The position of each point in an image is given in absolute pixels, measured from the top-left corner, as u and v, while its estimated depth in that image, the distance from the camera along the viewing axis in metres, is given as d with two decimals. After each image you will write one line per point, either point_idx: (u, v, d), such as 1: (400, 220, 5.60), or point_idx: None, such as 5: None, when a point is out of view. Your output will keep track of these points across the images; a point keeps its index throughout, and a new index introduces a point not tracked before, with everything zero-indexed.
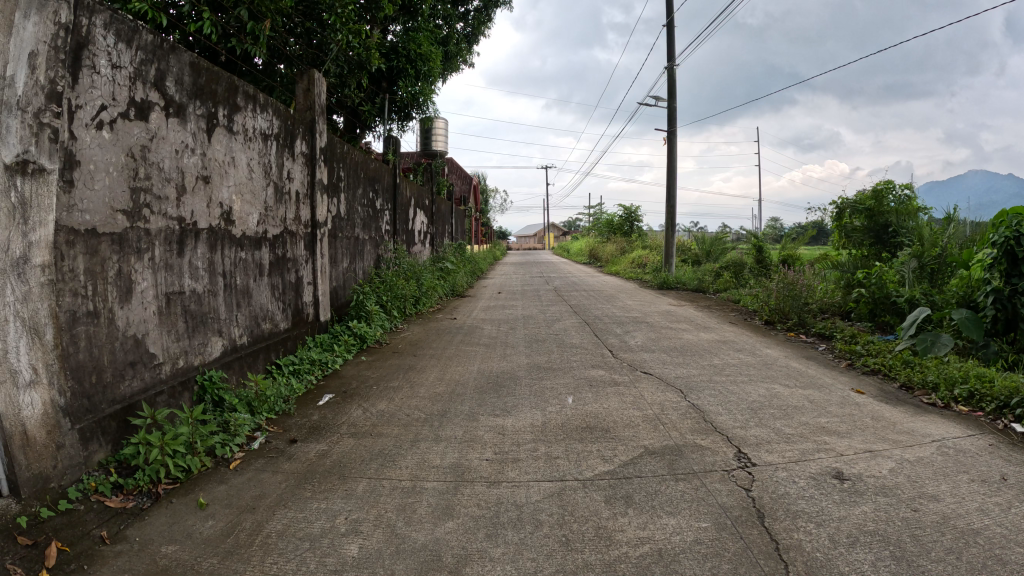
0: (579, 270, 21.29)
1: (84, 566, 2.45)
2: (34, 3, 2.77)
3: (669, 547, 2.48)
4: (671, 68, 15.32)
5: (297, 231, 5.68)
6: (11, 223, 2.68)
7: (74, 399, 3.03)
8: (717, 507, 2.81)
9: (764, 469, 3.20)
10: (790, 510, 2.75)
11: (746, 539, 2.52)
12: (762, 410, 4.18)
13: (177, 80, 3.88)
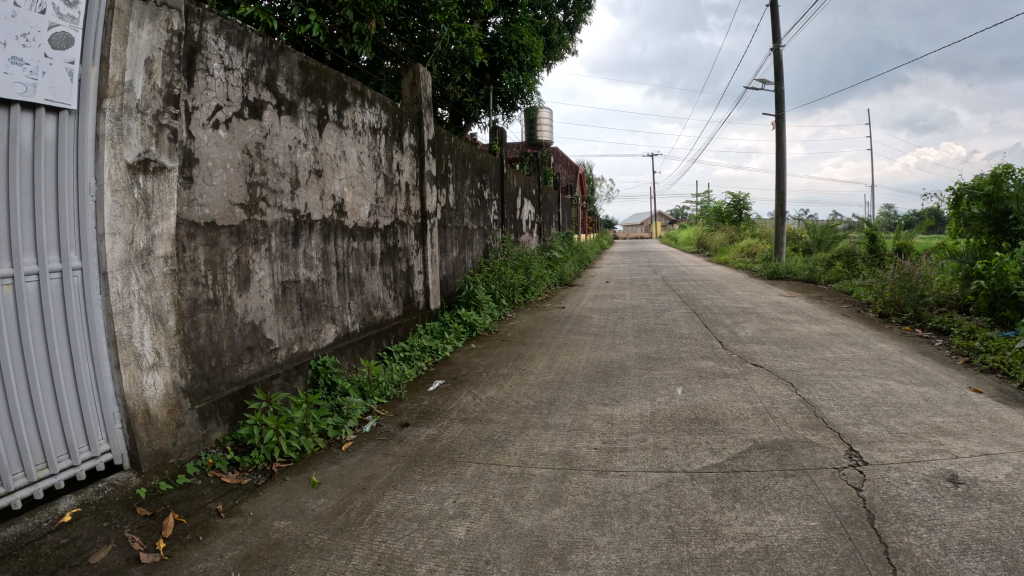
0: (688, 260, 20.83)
1: (199, 537, 2.64)
2: (148, 13, 2.97)
3: (776, 545, 2.41)
4: (778, 49, 14.68)
5: (407, 222, 5.84)
6: (135, 218, 2.94)
7: (195, 380, 3.25)
8: (826, 506, 2.70)
9: (877, 468, 3.04)
10: (902, 513, 2.60)
11: (855, 540, 2.41)
12: (874, 407, 3.97)
13: (287, 80, 4.06)
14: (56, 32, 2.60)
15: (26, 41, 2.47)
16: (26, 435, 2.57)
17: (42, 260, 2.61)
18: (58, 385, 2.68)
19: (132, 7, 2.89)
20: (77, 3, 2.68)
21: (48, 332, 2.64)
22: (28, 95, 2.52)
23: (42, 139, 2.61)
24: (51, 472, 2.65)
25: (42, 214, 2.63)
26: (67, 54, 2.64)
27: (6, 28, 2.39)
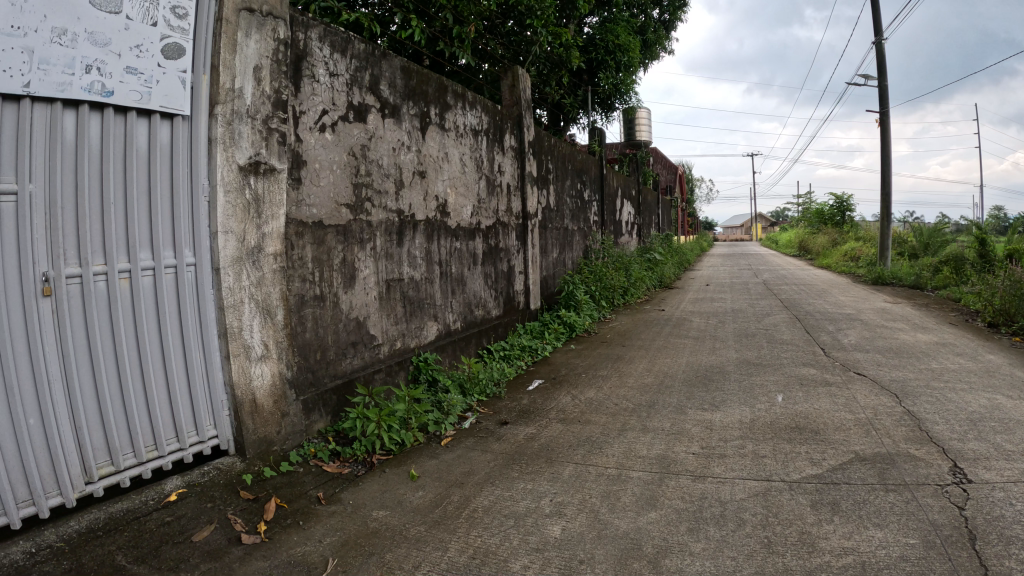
0: (788, 264, 20.13)
1: (298, 522, 2.76)
2: (255, 23, 3.16)
3: (874, 561, 2.31)
4: (881, 43, 14.00)
5: (509, 222, 5.91)
6: (246, 218, 3.10)
7: (300, 372, 3.41)
8: (927, 524, 2.56)
9: (981, 487, 2.86)
10: (1006, 535, 2.44)
11: (955, 561, 2.28)
12: (983, 422, 3.73)
13: (390, 84, 4.18)
14: (169, 43, 2.83)
15: (139, 51, 2.71)
16: (140, 416, 2.80)
17: (157, 255, 2.84)
18: (171, 371, 2.90)
19: (240, 18, 3.09)
20: (187, 15, 2.89)
21: (162, 322, 2.86)
22: (143, 102, 2.75)
23: (157, 143, 2.84)
24: (159, 454, 2.86)
25: (157, 213, 2.85)
26: (178, 63, 2.87)
27: (120, 40, 2.63)
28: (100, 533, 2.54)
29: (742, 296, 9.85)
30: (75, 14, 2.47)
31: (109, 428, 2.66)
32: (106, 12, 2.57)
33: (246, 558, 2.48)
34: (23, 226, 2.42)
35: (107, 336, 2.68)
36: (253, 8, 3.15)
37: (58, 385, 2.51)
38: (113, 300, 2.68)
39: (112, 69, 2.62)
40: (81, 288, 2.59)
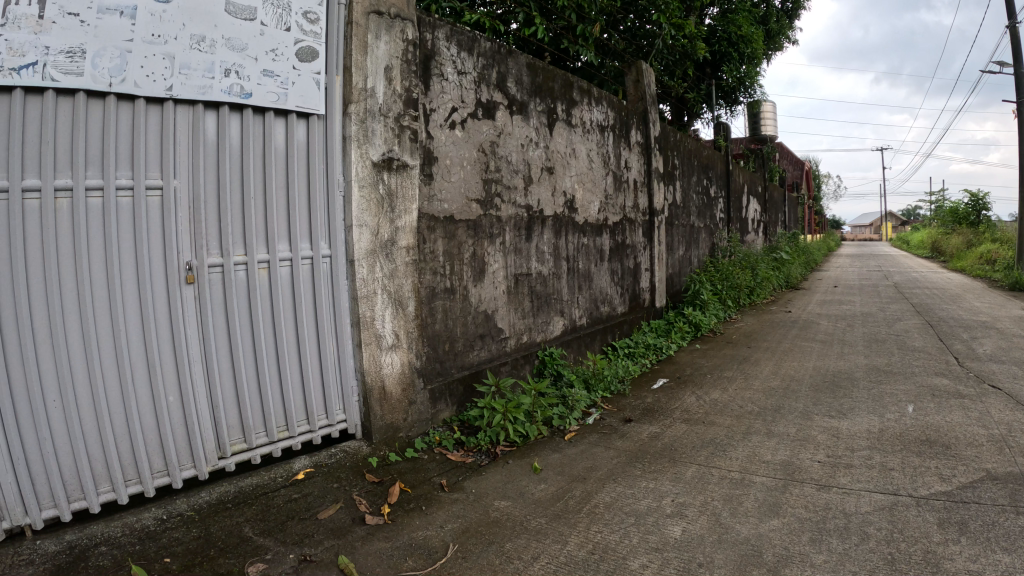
0: (921, 266, 18.88)
1: (421, 506, 2.86)
2: (384, 25, 3.30)
3: None
4: (1012, 27, 12.83)
5: (635, 219, 5.86)
6: (379, 212, 3.23)
7: (429, 361, 3.53)
8: None
9: None
10: None
11: None
12: None
13: (516, 81, 4.23)
14: (303, 46, 3.03)
15: (275, 55, 2.93)
16: (274, 397, 3.02)
17: (294, 247, 3.03)
18: (304, 356, 3.08)
19: (369, 21, 3.23)
20: (319, 20, 3.08)
21: (297, 309, 3.05)
22: (279, 103, 2.97)
23: (293, 141, 3.03)
24: (290, 434, 3.06)
25: (295, 207, 3.03)
26: (312, 65, 3.07)
27: (257, 45, 2.87)
28: (231, 505, 2.78)
29: (873, 298, 9.32)
30: (213, 22, 2.73)
31: (242, 407, 2.90)
32: (242, 19, 2.81)
33: (368, 538, 2.62)
34: (169, 220, 2.68)
35: (246, 321, 2.91)
36: (382, 11, 3.29)
37: (198, 365, 2.78)
38: (251, 288, 2.90)
39: (250, 73, 2.86)
40: (221, 276, 2.83)
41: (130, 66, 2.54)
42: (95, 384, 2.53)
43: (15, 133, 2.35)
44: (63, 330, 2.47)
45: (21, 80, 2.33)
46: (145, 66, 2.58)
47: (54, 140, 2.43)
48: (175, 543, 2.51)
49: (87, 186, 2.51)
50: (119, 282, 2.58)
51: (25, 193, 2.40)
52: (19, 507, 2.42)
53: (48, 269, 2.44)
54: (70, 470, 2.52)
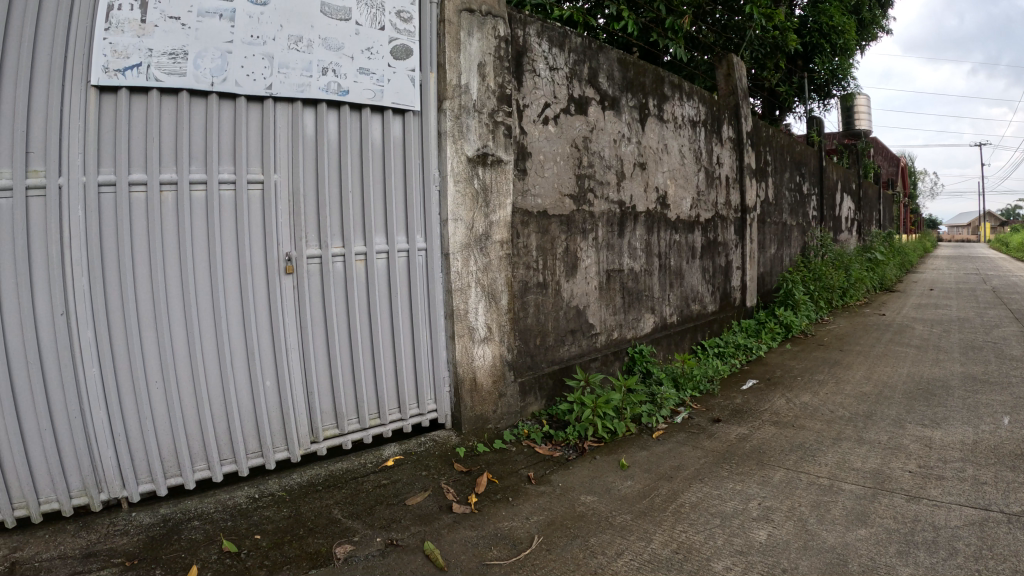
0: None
1: (508, 497, 2.91)
2: (475, 23, 3.36)
3: None
4: None
5: (727, 216, 5.76)
6: (474, 206, 3.31)
7: (521, 355, 3.59)
8: None
9: None
10: None
11: None
12: None
13: (607, 77, 4.21)
14: (397, 45, 3.12)
15: (370, 54, 3.04)
16: (368, 386, 3.12)
17: (390, 240, 3.11)
18: (398, 346, 3.16)
19: (461, 19, 3.30)
20: (411, 18, 3.16)
21: (393, 301, 3.14)
22: (376, 100, 3.06)
23: (390, 136, 3.11)
24: (381, 422, 3.16)
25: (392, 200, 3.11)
26: (407, 63, 3.15)
27: (352, 44, 2.99)
28: (320, 487, 2.91)
29: (974, 303, 8.84)
30: (309, 23, 2.87)
31: (336, 395, 3.02)
32: (337, 20, 2.94)
33: (455, 526, 2.68)
34: (270, 214, 2.82)
35: (342, 311, 3.02)
36: (473, 8, 3.35)
37: (295, 352, 2.91)
38: (349, 279, 3.01)
39: (347, 71, 2.97)
40: (319, 268, 2.95)
41: (230, 66, 2.71)
42: (195, 367, 2.72)
43: (123, 131, 2.55)
44: (167, 315, 2.67)
45: (127, 80, 2.53)
46: (246, 66, 2.74)
47: (159, 139, 2.63)
48: (266, 521, 2.68)
49: (191, 180, 2.69)
50: (220, 272, 2.74)
51: (133, 186, 2.60)
52: (118, 481, 2.66)
53: (154, 258, 2.63)
54: (167, 447, 2.73)
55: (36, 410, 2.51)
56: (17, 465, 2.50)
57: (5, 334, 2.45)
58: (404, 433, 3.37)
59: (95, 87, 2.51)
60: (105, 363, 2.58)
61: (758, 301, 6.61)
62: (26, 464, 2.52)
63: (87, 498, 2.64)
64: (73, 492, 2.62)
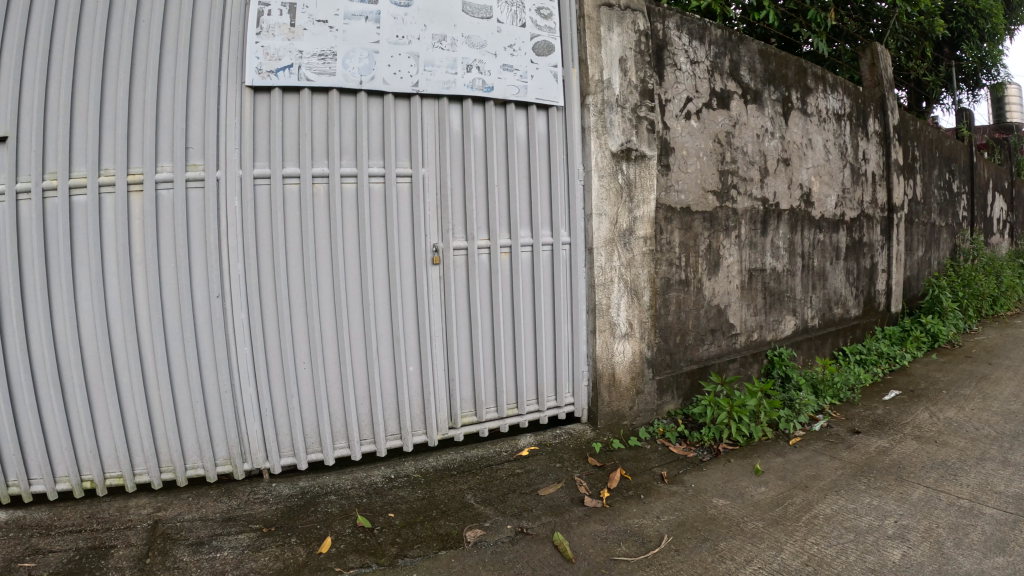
0: None
1: (640, 495, 2.90)
2: (615, 17, 3.37)
3: None
4: None
5: (873, 215, 5.49)
6: (618, 201, 3.34)
7: (660, 353, 3.62)
8: None
9: None
10: None
11: None
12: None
13: (749, 69, 4.09)
14: (539, 41, 3.22)
15: (513, 51, 3.16)
16: (509, 374, 3.27)
17: (534, 233, 3.22)
18: (539, 336, 3.28)
19: (600, 14, 3.34)
20: (551, 15, 3.27)
21: (537, 291, 3.25)
22: (520, 95, 3.17)
23: (534, 131, 3.22)
24: (518, 412, 3.29)
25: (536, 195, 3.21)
26: (549, 59, 3.24)
27: (495, 41, 3.13)
28: (455, 472, 3.04)
29: None
30: (452, 22, 3.05)
31: (476, 384, 3.17)
32: (479, 18, 3.10)
33: (584, 519, 2.68)
34: (419, 204, 2.98)
35: (488, 302, 3.18)
36: (612, 2, 3.36)
37: (439, 340, 3.08)
38: (493, 270, 3.14)
39: (490, 67, 3.11)
40: (465, 259, 3.11)
41: (377, 65, 2.91)
42: (341, 349, 2.92)
43: (275, 125, 2.80)
44: (316, 300, 2.88)
45: (279, 79, 2.78)
46: (392, 65, 2.93)
47: (312, 137, 2.86)
48: (400, 500, 2.82)
49: (342, 173, 2.88)
50: (369, 262, 2.93)
51: (286, 179, 2.83)
52: (261, 453, 2.94)
53: (305, 246, 2.85)
54: (310, 425, 2.98)
55: (189, 383, 2.85)
56: (171, 432, 2.86)
57: (167, 314, 2.80)
58: (540, 425, 3.48)
59: (249, 88, 2.80)
60: (255, 344, 2.84)
61: (902, 307, 6.28)
62: (177, 433, 2.88)
63: (231, 466, 2.96)
64: (218, 461, 2.95)
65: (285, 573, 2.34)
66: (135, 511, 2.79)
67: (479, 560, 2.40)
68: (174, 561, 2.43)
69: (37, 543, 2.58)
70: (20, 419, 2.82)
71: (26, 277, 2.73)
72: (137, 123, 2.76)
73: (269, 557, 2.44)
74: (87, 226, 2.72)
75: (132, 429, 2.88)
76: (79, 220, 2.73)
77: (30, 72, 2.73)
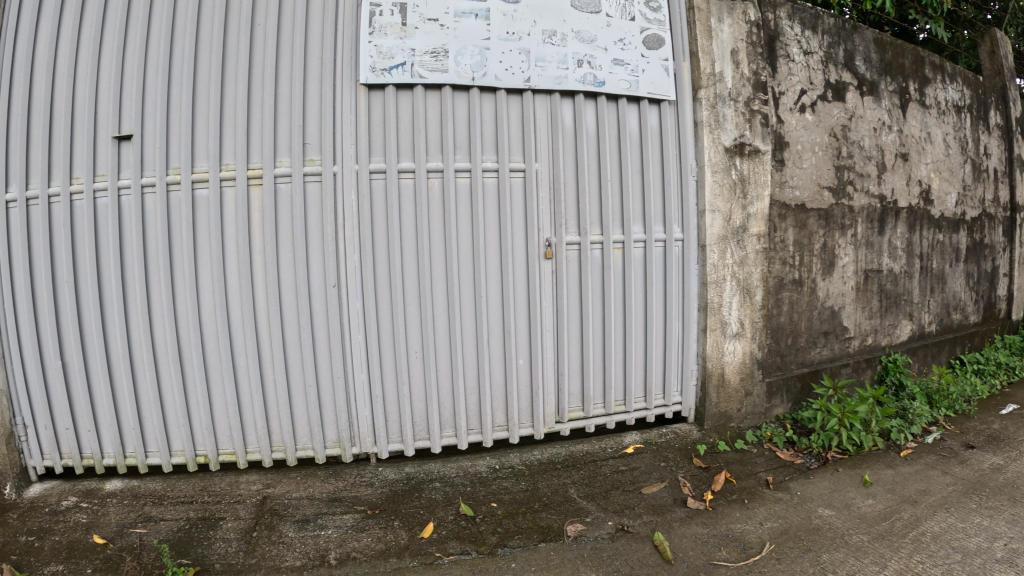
0: None
1: (744, 499, 2.83)
2: (726, 8, 3.30)
3: None
4: None
5: (996, 215, 5.16)
6: (732, 197, 3.29)
7: (770, 354, 3.54)
8: None
9: None
10: None
11: None
12: None
13: (865, 60, 3.91)
14: (649, 34, 3.21)
15: (623, 45, 3.15)
16: (618, 370, 3.33)
17: (647, 230, 3.24)
18: (649, 332, 3.32)
19: (711, 5, 3.28)
20: (661, 8, 3.24)
21: (649, 286, 3.27)
22: (633, 89, 3.16)
23: (647, 125, 3.20)
24: (626, 409, 3.37)
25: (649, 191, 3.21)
26: (660, 52, 3.22)
27: (605, 36, 3.12)
28: (559, 466, 3.09)
29: None
30: (562, 18, 3.05)
31: (584, 379, 3.25)
32: (587, 13, 3.09)
33: (686, 521, 2.64)
34: (533, 198, 3.03)
35: (599, 298, 3.22)
36: None
37: (549, 334, 3.14)
38: (606, 266, 3.18)
39: (601, 62, 3.11)
40: (578, 254, 3.15)
41: (489, 61, 2.95)
42: (453, 339, 3.01)
43: (391, 121, 2.88)
44: (429, 291, 2.96)
45: (392, 77, 2.86)
46: (504, 61, 2.97)
47: (426, 133, 2.94)
48: (503, 491, 2.87)
49: (456, 168, 2.95)
50: (482, 255, 2.99)
51: (402, 173, 2.91)
52: (370, 438, 3.05)
53: (421, 239, 2.93)
54: (420, 413, 3.08)
55: (303, 369, 2.97)
56: (283, 414, 3.00)
57: (284, 302, 2.93)
58: (648, 424, 3.54)
59: (363, 86, 2.88)
60: (369, 333, 2.95)
61: None
62: (289, 415, 3.02)
63: (338, 450, 3.07)
64: (327, 444, 3.08)
65: (387, 555, 2.42)
66: (245, 487, 2.95)
67: (578, 555, 2.41)
68: (280, 536, 2.55)
69: (151, 510, 2.78)
70: (144, 395, 3.03)
71: (151, 264, 2.92)
72: (255, 120, 2.89)
73: (372, 538, 2.53)
74: (209, 218, 2.87)
75: (246, 409, 3.04)
76: (201, 213, 2.89)
77: (151, 77, 2.93)
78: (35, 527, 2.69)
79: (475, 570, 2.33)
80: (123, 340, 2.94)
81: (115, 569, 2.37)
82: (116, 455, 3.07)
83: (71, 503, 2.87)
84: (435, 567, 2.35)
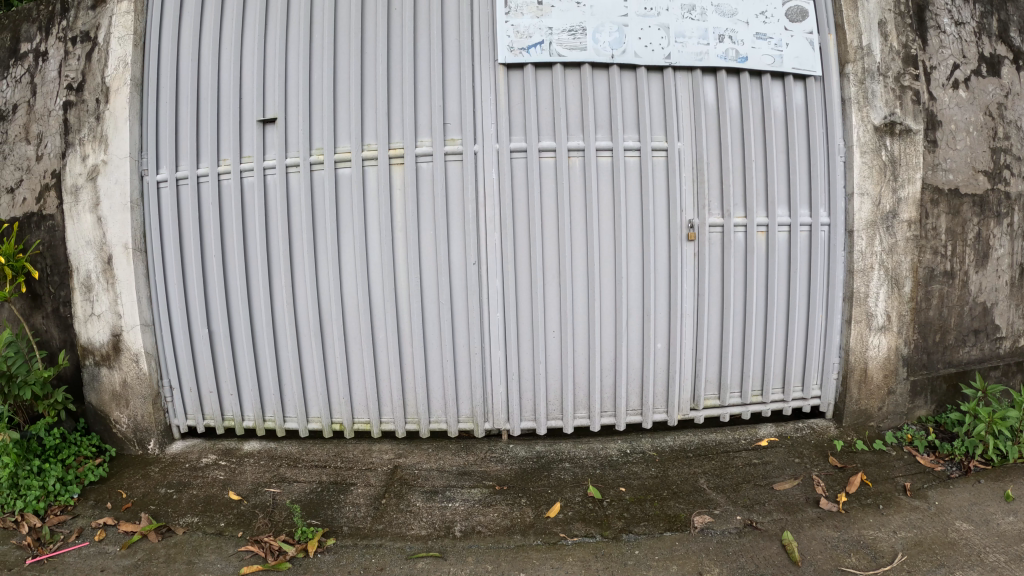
0: None
1: (879, 505, 2.63)
2: None
3: None
4: None
5: None
6: (882, 179, 3.05)
7: (916, 352, 3.25)
8: None
9: None
10: None
11: None
12: None
13: (1021, 31, 3.50)
14: (791, 7, 3.05)
15: (766, 18, 3.00)
16: (756, 359, 3.21)
17: (793, 213, 3.08)
18: (791, 320, 3.16)
19: None
20: None
21: (793, 272, 3.11)
22: (776, 65, 3.02)
23: (793, 102, 3.06)
24: (762, 400, 3.24)
25: (795, 171, 3.04)
26: (804, 25, 3.06)
27: (747, 10, 2.99)
28: (691, 454, 3.01)
29: None
30: None
31: (723, 366, 3.15)
32: None
33: (817, 522, 2.49)
34: (674, 177, 2.95)
35: (741, 282, 3.10)
36: None
37: (689, 317, 3.07)
38: (749, 249, 3.05)
39: (743, 37, 2.99)
40: (721, 236, 3.04)
41: (628, 39, 2.88)
42: (591, 320, 3.00)
43: (531, 98, 2.87)
44: (568, 267, 2.95)
45: (530, 56, 2.84)
46: (642, 38, 2.90)
47: (566, 112, 2.91)
48: (633, 476, 2.83)
49: (597, 147, 2.91)
50: (623, 234, 2.95)
51: (543, 152, 2.91)
52: (503, 414, 3.08)
53: (560, 217, 2.91)
54: (555, 392, 3.10)
55: (440, 342, 3.04)
56: (420, 387, 3.08)
57: (424, 275, 3.00)
58: (784, 415, 3.41)
59: (502, 66, 2.89)
60: (507, 310, 2.97)
61: None
62: (426, 387, 3.10)
63: (472, 424, 3.12)
64: (461, 418, 3.13)
65: (513, 531, 2.44)
66: (377, 455, 3.06)
67: (702, 547, 2.34)
68: (408, 505, 2.63)
69: (285, 472, 2.94)
70: (284, 364, 3.18)
71: (293, 239, 3.06)
72: (395, 100, 2.96)
73: (498, 514, 2.56)
74: (351, 193, 2.98)
75: (383, 381, 3.14)
76: (343, 189, 3.00)
77: (292, 61, 3.05)
78: (174, 480, 2.92)
79: (598, 554, 2.30)
80: (267, 310, 3.10)
81: (247, 524, 2.52)
82: (256, 419, 3.25)
83: (211, 461, 3.09)
84: (558, 548, 2.34)
